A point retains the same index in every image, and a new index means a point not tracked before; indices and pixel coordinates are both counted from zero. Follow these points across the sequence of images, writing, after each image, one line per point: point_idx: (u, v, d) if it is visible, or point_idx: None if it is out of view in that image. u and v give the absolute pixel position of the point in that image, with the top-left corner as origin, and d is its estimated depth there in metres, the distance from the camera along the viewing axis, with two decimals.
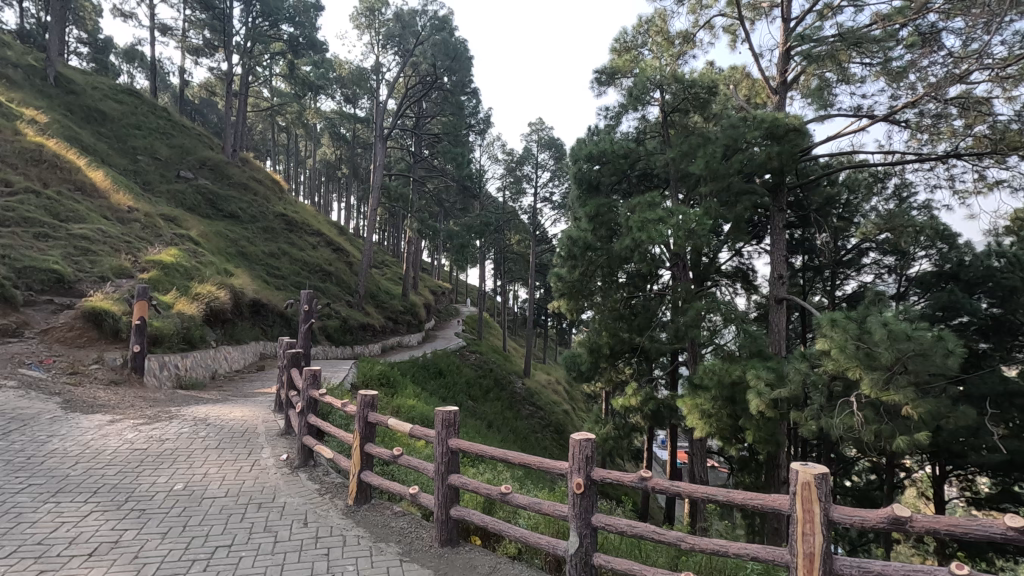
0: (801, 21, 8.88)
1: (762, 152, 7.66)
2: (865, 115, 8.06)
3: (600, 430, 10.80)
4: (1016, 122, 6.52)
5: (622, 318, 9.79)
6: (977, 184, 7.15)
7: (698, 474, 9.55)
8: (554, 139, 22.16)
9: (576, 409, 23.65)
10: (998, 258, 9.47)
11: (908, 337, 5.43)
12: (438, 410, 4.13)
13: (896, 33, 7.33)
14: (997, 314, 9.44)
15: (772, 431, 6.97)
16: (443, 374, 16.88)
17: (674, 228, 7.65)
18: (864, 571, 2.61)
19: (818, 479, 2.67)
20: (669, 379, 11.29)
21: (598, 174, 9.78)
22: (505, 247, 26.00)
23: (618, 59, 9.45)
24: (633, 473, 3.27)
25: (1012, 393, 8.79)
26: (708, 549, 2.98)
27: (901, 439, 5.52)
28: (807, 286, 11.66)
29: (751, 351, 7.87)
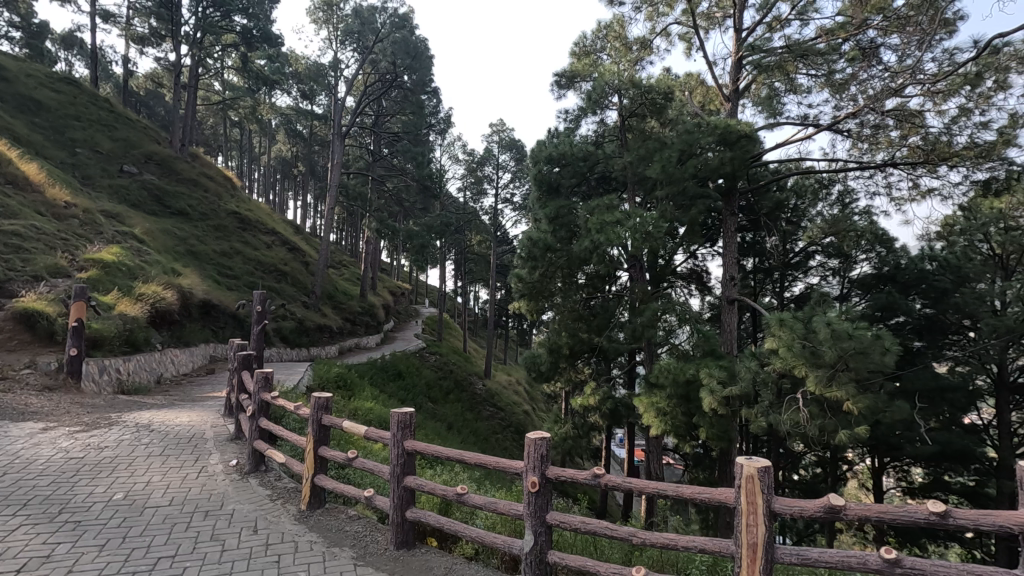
0: (752, 32, 9.23)
1: (715, 157, 7.92)
2: (811, 123, 8.45)
3: (560, 429, 10.92)
4: (945, 134, 6.95)
5: (581, 318, 9.91)
6: (912, 191, 7.58)
7: (654, 470, 9.76)
8: (515, 140, 22.22)
9: (537, 409, 23.79)
10: (930, 261, 10.12)
11: (848, 336, 5.71)
12: (394, 412, 4.08)
13: (839, 47, 7.71)
14: (930, 314, 10.06)
15: (723, 427, 7.19)
16: (403, 376, 16.69)
17: (632, 230, 7.81)
18: (803, 559, 2.74)
19: (760, 472, 2.78)
20: (627, 378, 11.52)
21: (558, 177, 9.89)
22: (466, 247, 25.91)
23: (577, 64, 9.57)
24: (587, 471, 3.32)
25: (943, 388, 9.40)
26: (658, 543, 3.06)
27: (843, 433, 5.80)
28: (757, 287, 12.11)
29: (704, 351, 8.11)
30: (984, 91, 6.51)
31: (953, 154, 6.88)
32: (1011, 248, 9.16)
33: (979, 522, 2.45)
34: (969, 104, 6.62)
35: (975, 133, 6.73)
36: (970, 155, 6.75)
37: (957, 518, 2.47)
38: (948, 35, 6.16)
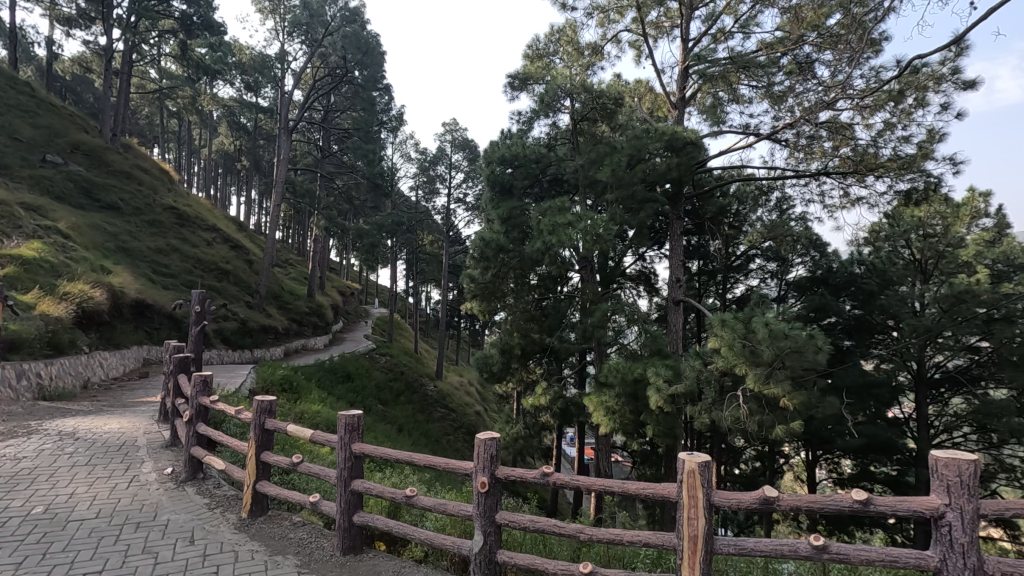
0: (698, 43, 9.57)
1: (663, 163, 8.15)
2: (752, 132, 8.85)
3: (511, 430, 10.97)
4: (872, 146, 7.41)
5: (533, 319, 9.99)
6: (842, 200, 8.07)
7: (603, 468, 9.94)
8: (468, 140, 22.18)
9: (488, 410, 23.78)
10: (858, 265, 10.79)
11: (785, 336, 6.01)
12: (341, 414, 3.99)
13: (778, 61, 8.11)
14: (858, 315, 10.74)
15: (669, 424, 7.41)
16: (352, 378, 16.33)
17: (583, 233, 7.93)
18: (740, 549, 2.88)
19: (701, 466, 2.89)
20: (577, 377, 11.68)
21: (511, 178, 9.92)
22: (418, 247, 25.61)
23: (530, 66, 9.64)
24: (536, 470, 3.36)
25: (869, 385, 10.05)
26: (604, 539, 3.12)
27: (779, 428, 6.09)
28: (701, 289, 12.55)
29: (651, 350, 8.33)
30: (905, 108, 7.01)
31: (879, 165, 7.36)
32: (929, 253, 10.06)
33: (896, 508, 2.64)
34: (893, 119, 7.11)
35: (897, 146, 7.23)
36: (893, 166, 7.26)
37: (877, 505, 2.66)
38: (875, 53, 6.59)
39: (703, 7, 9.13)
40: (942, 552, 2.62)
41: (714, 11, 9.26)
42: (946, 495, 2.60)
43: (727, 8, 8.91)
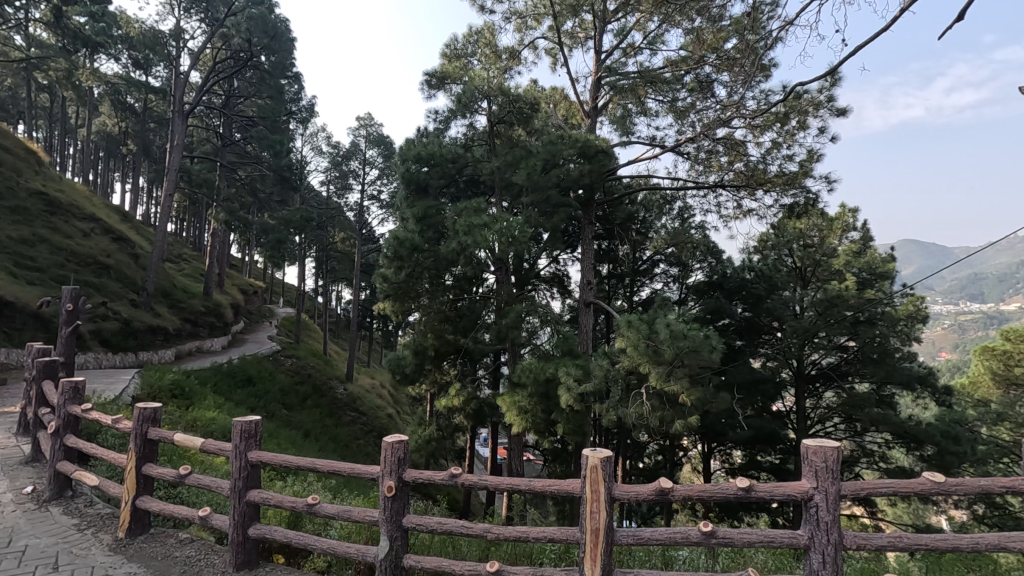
0: (610, 55, 9.98)
1: (576, 169, 8.43)
2: (657, 144, 9.37)
3: (423, 432, 10.82)
4: (762, 162, 8.11)
5: (447, 319, 9.91)
6: (736, 211, 8.76)
7: (516, 467, 10.05)
8: (384, 136, 21.67)
9: (401, 413, 23.26)
10: (749, 271, 11.73)
11: (684, 336, 6.40)
12: (236, 421, 3.74)
13: (681, 78, 8.66)
14: (749, 317, 11.68)
15: (579, 422, 7.65)
16: (253, 382, 15.35)
17: (498, 234, 7.98)
18: (637, 539, 3.04)
19: (603, 461, 3.01)
20: (491, 378, 11.73)
21: (426, 177, 9.76)
22: (328, 244, 24.57)
23: (447, 65, 9.58)
24: (444, 472, 3.33)
25: (757, 381, 10.97)
26: (512, 537, 3.17)
27: (679, 423, 6.46)
28: (611, 291, 13.04)
29: (563, 351, 8.56)
30: (790, 129, 7.73)
31: (767, 180, 8.06)
32: (808, 262, 11.22)
33: (773, 493, 2.91)
34: (779, 139, 7.82)
35: (783, 163, 7.96)
36: (778, 182, 7.98)
37: (758, 490, 2.91)
38: (765, 78, 7.21)
39: (615, 21, 9.53)
40: (811, 531, 2.90)
41: (625, 27, 9.71)
42: (814, 479, 2.90)
43: (636, 25, 9.37)
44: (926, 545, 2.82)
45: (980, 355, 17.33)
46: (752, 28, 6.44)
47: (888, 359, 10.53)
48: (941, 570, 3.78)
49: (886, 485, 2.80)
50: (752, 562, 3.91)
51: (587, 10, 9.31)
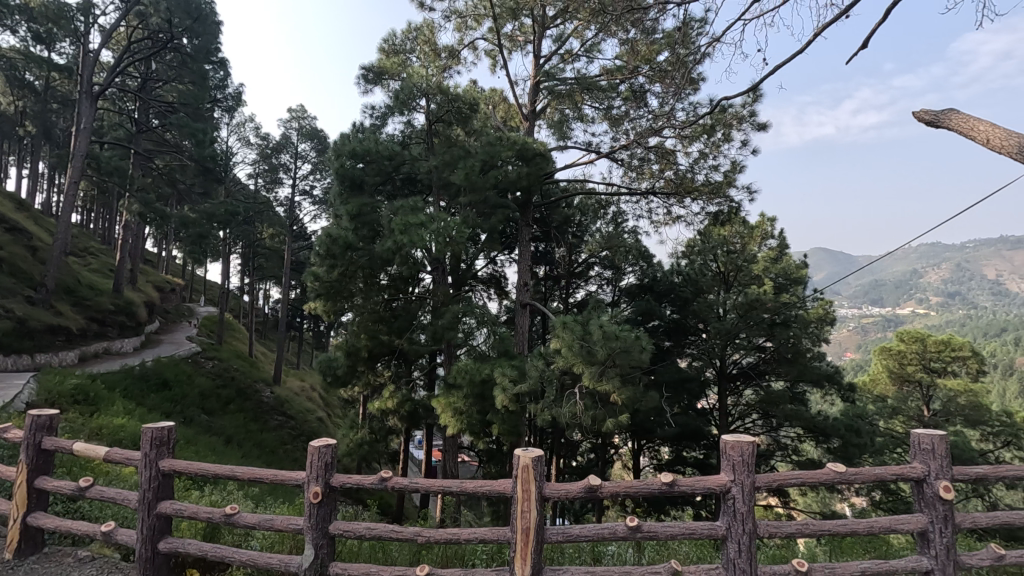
0: (548, 60, 10.13)
1: (514, 171, 8.49)
2: (593, 150, 9.58)
3: (355, 435, 10.53)
4: (690, 172, 8.49)
5: (381, 320, 9.68)
6: (665, 218, 9.12)
7: (450, 469, 9.96)
8: (317, 130, 20.92)
9: (331, 416, 22.52)
10: (677, 275, 12.25)
11: (616, 337, 6.59)
12: (146, 428, 3.49)
13: (616, 87, 8.93)
14: (676, 318, 12.21)
15: (514, 422, 7.68)
16: (169, 386, 14.35)
17: (435, 234, 7.89)
18: (566, 536, 3.10)
19: (534, 461, 3.05)
20: (426, 379, 11.57)
21: (362, 173, 9.48)
22: (255, 240, 23.40)
23: (385, 60, 9.40)
24: (373, 475, 3.26)
25: (683, 380, 11.48)
26: (442, 540, 3.15)
27: (610, 421, 6.63)
28: (547, 293, 13.21)
29: (499, 352, 8.59)
30: (715, 141, 8.14)
31: (694, 189, 8.44)
32: (730, 267, 11.90)
33: (695, 487, 3.06)
34: (706, 150, 8.21)
35: (709, 173, 8.37)
36: (705, 191, 8.39)
37: (680, 485, 3.06)
38: (694, 91, 7.56)
39: (554, 27, 9.70)
40: (728, 522, 3.07)
41: (563, 34, 9.89)
42: (732, 472, 3.08)
43: (574, 32, 9.57)
44: (829, 530, 3.05)
45: (879, 355, 18.96)
46: (683, 43, 6.75)
47: (800, 358, 11.30)
48: (841, 552, 4.09)
49: (795, 477, 3.01)
50: (675, 553, 4.07)
51: (527, 15, 9.41)
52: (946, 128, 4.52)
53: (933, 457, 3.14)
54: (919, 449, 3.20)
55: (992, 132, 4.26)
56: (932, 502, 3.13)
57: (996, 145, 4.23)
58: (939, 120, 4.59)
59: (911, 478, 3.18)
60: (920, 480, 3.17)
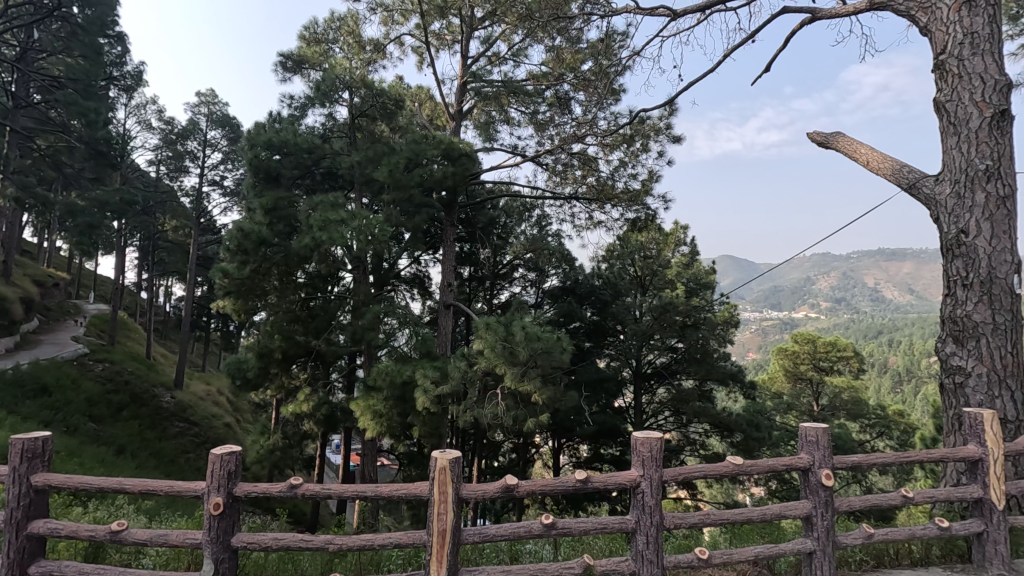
0: (476, 62, 10.14)
1: (439, 170, 8.40)
2: (518, 154, 9.68)
3: (266, 441, 9.98)
4: (610, 179, 8.81)
5: (297, 320, 9.23)
6: (587, 222, 9.39)
7: (368, 473, 9.66)
8: (229, 117, 19.65)
9: (240, 421, 21.19)
10: (598, 278, 12.61)
11: (538, 338, 6.71)
12: (17, 439, 3.12)
13: (542, 92, 9.09)
14: (596, 319, 12.60)
15: (435, 424, 7.59)
16: (48, 392, 12.90)
17: (356, 231, 7.64)
18: (483, 536, 3.10)
19: (451, 462, 3.03)
20: (345, 382, 11.18)
21: (278, 165, 8.99)
22: (156, 233, 21.59)
23: (306, 49, 9.06)
24: (282, 483, 3.09)
25: (602, 380, 11.87)
26: (355, 546, 3.06)
27: (531, 422, 6.72)
28: (471, 294, 13.20)
29: (421, 352, 8.46)
30: (634, 150, 8.49)
31: (614, 196, 8.77)
32: (647, 271, 12.58)
33: (607, 483, 3.17)
34: (625, 158, 8.54)
35: (628, 181, 8.72)
36: (623, 198, 8.73)
37: (593, 482, 3.15)
38: (615, 101, 7.85)
39: (481, 29, 9.71)
40: (637, 515, 3.20)
41: (491, 36, 9.93)
42: (642, 467, 3.22)
43: (502, 36, 9.64)
44: (727, 519, 3.26)
45: (777, 355, 20.59)
46: (605, 54, 7.01)
47: (708, 358, 12.09)
48: (740, 538, 4.35)
49: (698, 470, 3.19)
50: (590, 548, 4.19)
51: (454, 14, 9.37)
52: (834, 149, 5.02)
53: (817, 447, 3.45)
54: (806, 440, 3.51)
55: (871, 155, 4.80)
56: (815, 489, 3.43)
57: (874, 167, 4.77)
58: (828, 141, 5.09)
59: (798, 467, 3.47)
60: (806, 469, 3.47)
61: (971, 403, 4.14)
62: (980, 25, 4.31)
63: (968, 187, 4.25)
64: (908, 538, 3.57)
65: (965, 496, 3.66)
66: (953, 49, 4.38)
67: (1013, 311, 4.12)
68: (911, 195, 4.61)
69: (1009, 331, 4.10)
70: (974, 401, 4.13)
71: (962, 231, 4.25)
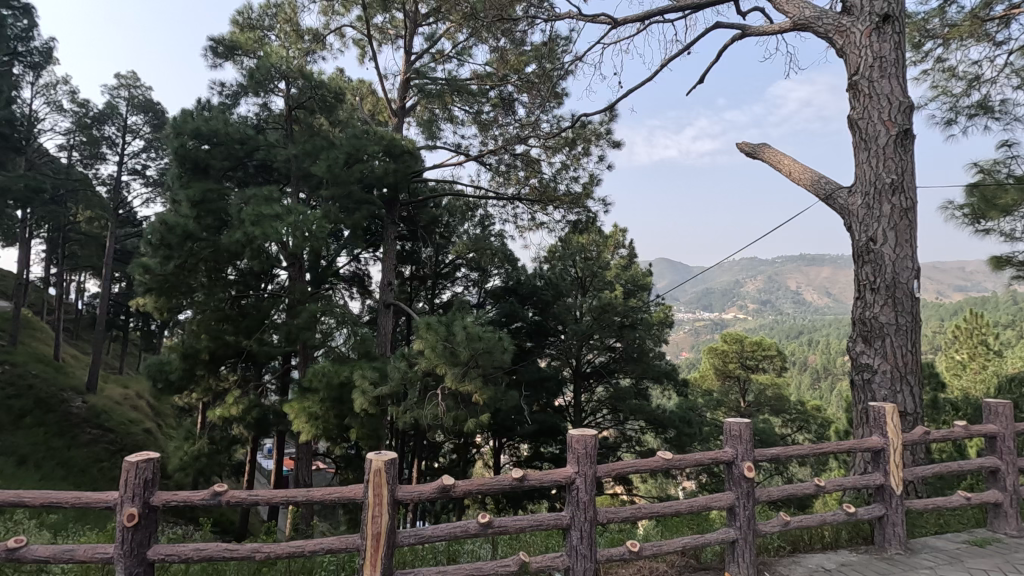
0: (419, 58, 10.01)
1: (380, 167, 8.21)
2: (462, 153, 9.65)
3: (190, 447, 9.42)
4: (552, 181, 8.93)
5: (227, 319, 8.77)
6: (529, 223, 9.47)
7: (302, 478, 9.32)
8: (152, 102, 18.44)
9: (162, 426, 19.92)
10: (540, 279, 12.74)
11: (479, 338, 6.71)
12: None
13: (486, 93, 9.10)
14: (538, 320, 12.73)
15: (374, 426, 7.41)
16: None
17: (292, 227, 7.35)
18: (419, 538, 3.06)
19: (387, 464, 2.98)
20: (278, 383, 10.74)
21: (207, 155, 8.51)
22: (67, 224, 19.94)
23: (239, 35, 8.65)
24: (204, 490, 2.93)
25: (542, 379, 12.00)
26: (285, 554, 2.94)
27: (471, 422, 6.69)
28: (413, 293, 13.04)
29: (360, 352, 8.25)
30: (576, 154, 8.64)
31: (556, 198, 8.91)
32: (587, 272, 12.85)
33: (543, 480, 3.21)
34: (568, 161, 8.68)
35: (569, 184, 8.87)
36: (565, 200, 8.88)
37: (530, 480, 3.19)
38: (558, 105, 7.97)
39: (425, 25, 9.60)
40: (572, 511, 3.26)
41: (435, 33, 9.82)
42: (577, 464, 3.29)
43: (446, 33, 9.57)
44: (657, 512, 3.39)
45: (708, 355, 21.54)
46: (549, 57, 7.11)
47: (644, 357, 12.54)
48: (670, 529, 4.52)
49: (630, 465, 3.28)
50: (527, 546, 4.23)
51: (398, 9, 9.21)
52: (761, 160, 5.32)
53: (740, 441, 3.65)
54: (730, 435, 3.70)
55: (793, 166, 5.12)
56: (738, 481, 3.62)
57: (795, 178, 5.09)
58: (756, 152, 5.38)
59: (722, 461, 3.65)
60: (730, 462, 3.66)
61: (876, 397, 4.50)
62: (887, 50, 4.69)
63: (876, 200, 4.62)
64: (820, 523, 3.84)
65: (869, 483, 3.97)
66: (865, 71, 4.74)
67: (912, 313, 4.51)
68: (828, 205, 4.96)
69: (909, 332, 4.49)
70: (879, 396, 4.49)
71: (871, 239, 4.61)
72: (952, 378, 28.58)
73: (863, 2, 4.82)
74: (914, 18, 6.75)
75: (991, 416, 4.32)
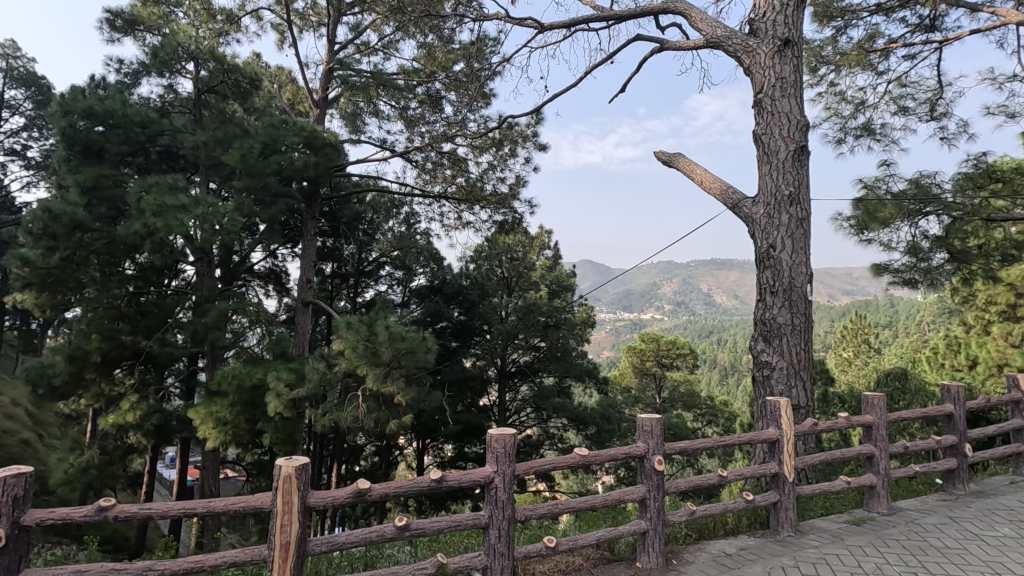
0: (343, 48, 9.66)
1: (300, 159, 7.82)
2: (387, 148, 9.44)
3: (78, 457, 8.55)
4: (479, 181, 8.92)
5: (123, 317, 8.03)
6: (455, 222, 9.41)
7: (209, 487, 8.73)
8: (35, 75, 16.57)
9: (44, 436, 17.96)
10: (466, 278, 12.71)
11: (402, 338, 6.59)
12: None
13: (413, 89, 8.95)
14: (463, 319, 12.68)
15: (289, 430, 7.06)
16: None
17: (199, 219, 6.84)
18: (330, 545, 2.94)
19: (298, 469, 2.86)
20: (183, 387, 9.99)
21: (101, 138, 7.73)
22: None
23: (141, 8, 7.97)
24: (88, 506, 2.66)
25: (467, 379, 11.97)
26: (182, 570, 2.73)
27: (393, 424, 6.52)
28: (333, 291, 12.59)
29: (274, 353, 7.84)
30: (503, 155, 8.69)
31: (482, 198, 8.91)
32: (512, 273, 12.95)
33: (462, 480, 3.20)
34: (494, 162, 8.71)
35: (496, 184, 8.90)
36: (492, 200, 8.91)
37: (448, 480, 3.17)
38: (485, 105, 7.97)
39: (350, 15, 9.29)
40: (491, 510, 3.27)
41: (360, 23, 9.53)
42: (496, 463, 3.31)
43: (371, 25, 9.31)
44: (575, 507, 3.47)
45: (626, 353, 22.41)
46: (477, 57, 7.10)
47: (567, 356, 12.97)
48: (586, 523, 4.68)
49: (548, 462, 3.33)
50: (446, 547, 4.21)
51: None
52: (676, 168, 5.60)
53: (652, 436, 3.83)
54: (642, 430, 3.86)
55: (705, 175, 5.43)
56: (649, 474, 3.79)
57: (707, 186, 5.40)
58: (672, 161, 5.66)
59: (635, 455, 3.79)
60: (642, 456, 3.82)
61: (774, 392, 4.88)
62: (788, 72, 5.09)
63: (776, 210, 5.01)
64: (722, 511, 4.10)
65: (765, 472, 4.28)
66: (769, 89, 5.12)
67: (805, 314, 4.92)
68: (735, 213, 5.31)
69: (803, 331, 4.89)
70: (777, 390, 4.86)
71: (771, 246, 4.99)
72: (839, 374, 31.57)
73: (767, 27, 5.19)
74: (811, 44, 7.37)
75: (869, 407, 4.81)
